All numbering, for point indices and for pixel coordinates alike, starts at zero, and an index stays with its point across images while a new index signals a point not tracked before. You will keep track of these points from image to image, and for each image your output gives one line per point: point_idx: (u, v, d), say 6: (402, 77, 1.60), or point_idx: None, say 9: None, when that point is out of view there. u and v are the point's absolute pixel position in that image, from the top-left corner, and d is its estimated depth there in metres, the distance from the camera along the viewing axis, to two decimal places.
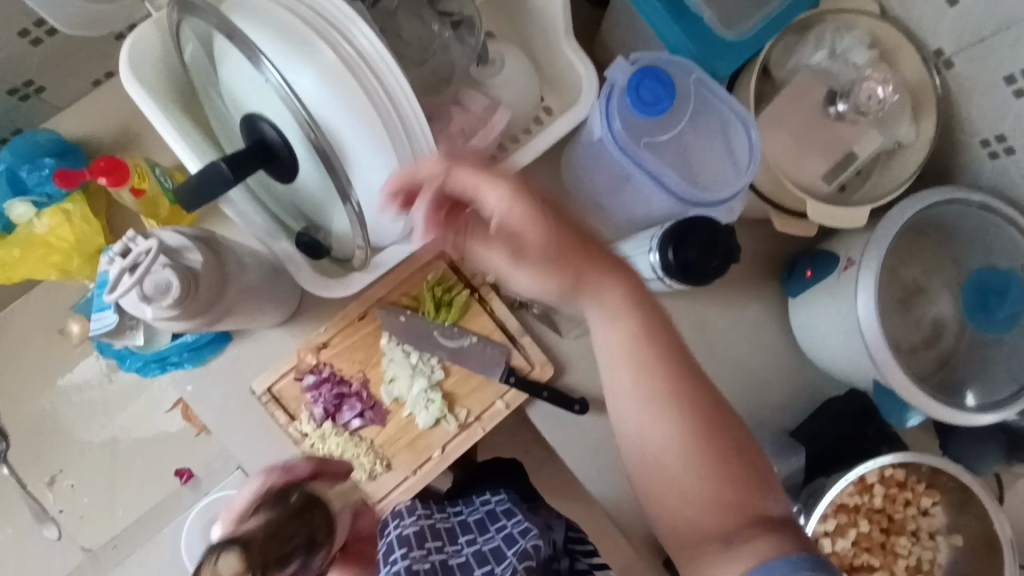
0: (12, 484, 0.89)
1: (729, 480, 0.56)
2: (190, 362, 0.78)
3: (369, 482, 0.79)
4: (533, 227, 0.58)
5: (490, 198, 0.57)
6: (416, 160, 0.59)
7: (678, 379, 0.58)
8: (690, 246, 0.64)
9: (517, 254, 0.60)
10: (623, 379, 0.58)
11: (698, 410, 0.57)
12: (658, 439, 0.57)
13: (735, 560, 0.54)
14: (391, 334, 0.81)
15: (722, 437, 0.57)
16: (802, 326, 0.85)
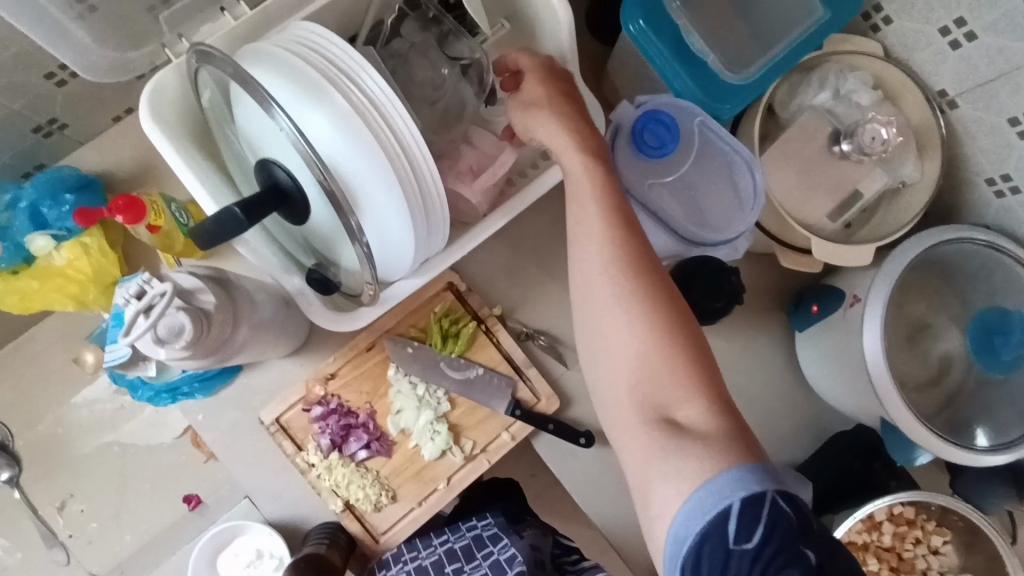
0: (22, 509, 0.90)
1: (683, 364, 0.51)
2: (200, 392, 0.79)
3: (374, 513, 0.80)
4: (554, 104, 0.61)
5: (530, 81, 0.63)
6: (424, 200, 0.61)
7: (644, 267, 0.55)
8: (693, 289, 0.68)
9: (552, 119, 0.60)
10: (591, 250, 0.56)
11: (662, 297, 0.54)
12: (622, 333, 0.53)
13: (681, 462, 0.48)
14: (398, 365, 0.81)
15: (688, 329, 0.53)
16: (808, 360, 0.85)
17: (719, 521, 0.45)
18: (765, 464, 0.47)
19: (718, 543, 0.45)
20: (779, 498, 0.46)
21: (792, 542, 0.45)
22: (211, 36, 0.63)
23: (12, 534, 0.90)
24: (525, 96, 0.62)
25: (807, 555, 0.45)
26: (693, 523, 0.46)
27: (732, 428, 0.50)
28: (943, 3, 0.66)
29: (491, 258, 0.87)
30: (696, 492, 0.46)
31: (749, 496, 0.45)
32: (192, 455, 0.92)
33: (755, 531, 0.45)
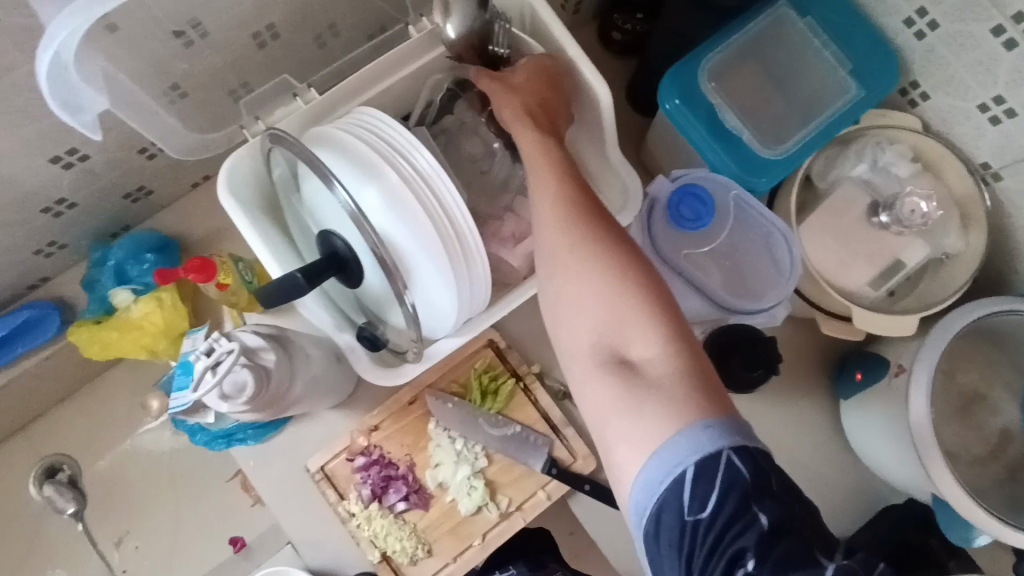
0: (84, 542, 0.96)
1: (638, 305, 0.50)
2: (253, 438, 0.84)
3: (410, 565, 0.81)
4: (534, 108, 0.62)
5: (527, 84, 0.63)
6: (462, 249, 0.63)
7: (592, 219, 0.54)
8: (732, 358, 0.68)
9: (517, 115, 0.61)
10: (540, 206, 0.55)
11: (616, 245, 0.52)
12: (577, 286, 0.52)
13: (640, 414, 0.46)
14: (438, 420, 0.84)
15: (645, 269, 0.52)
16: (853, 430, 0.83)
17: (676, 487, 0.44)
18: (725, 412, 0.45)
19: (676, 510, 0.44)
20: (734, 457, 0.43)
21: (745, 506, 0.43)
22: (284, 118, 0.70)
23: (72, 567, 0.96)
24: (507, 95, 0.62)
25: (759, 518, 0.43)
26: (651, 490, 0.45)
27: (692, 370, 0.48)
28: (979, 81, 0.67)
29: (531, 317, 0.90)
30: (654, 452, 0.45)
31: (702, 459, 0.43)
32: (240, 498, 0.97)
33: (711, 498, 0.43)
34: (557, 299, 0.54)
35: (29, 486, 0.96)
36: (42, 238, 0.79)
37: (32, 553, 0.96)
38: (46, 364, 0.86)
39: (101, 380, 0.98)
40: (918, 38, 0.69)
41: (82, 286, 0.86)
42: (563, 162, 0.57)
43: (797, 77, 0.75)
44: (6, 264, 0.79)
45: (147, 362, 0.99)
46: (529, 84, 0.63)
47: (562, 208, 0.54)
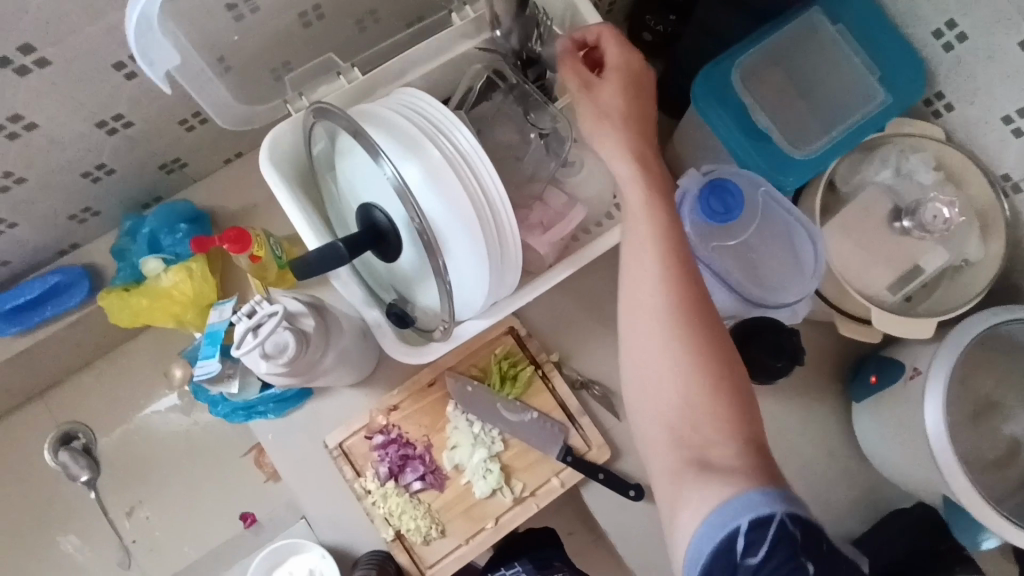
0: (95, 510, 0.97)
1: (716, 386, 0.52)
2: (273, 411, 0.85)
3: (423, 545, 0.83)
4: (625, 117, 0.60)
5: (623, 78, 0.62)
6: (497, 231, 0.65)
7: (687, 301, 0.54)
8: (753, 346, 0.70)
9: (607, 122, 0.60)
10: (632, 271, 0.56)
11: (703, 321, 0.54)
12: (656, 354, 0.54)
13: (706, 487, 0.49)
14: (457, 402, 0.85)
15: (727, 351, 0.53)
16: (863, 430, 0.85)
17: (727, 542, 0.47)
18: (785, 494, 0.48)
19: (727, 564, 0.47)
20: (788, 520, 0.46)
21: (792, 559, 0.46)
22: (327, 95, 0.72)
23: (83, 534, 0.96)
24: (594, 100, 0.61)
25: (806, 568, 0.46)
26: (705, 544, 0.48)
27: (760, 462, 0.50)
28: (1006, 94, 0.69)
29: (552, 307, 0.91)
30: (712, 514, 0.48)
31: (756, 518, 0.47)
32: (253, 474, 0.98)
33: (761, 550, 0.46)
34: (634, 358, 0.56)
35: (43, 453, 0.97)
36: (78, 203, 0.81)
37: (42, 517, 0.96)
38: (71, 329, 0.88)
39: (120, 350, 0.99)
40: (946, 49, 0.72)
41: (112, 254, 0.87)
42: (665, 227, 0.56)
43: (825, 82, 0.77)
44: (41, 228, 0.81)
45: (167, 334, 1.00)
46: (622, 85, 0.62)
47: (653, 275, 0.55)
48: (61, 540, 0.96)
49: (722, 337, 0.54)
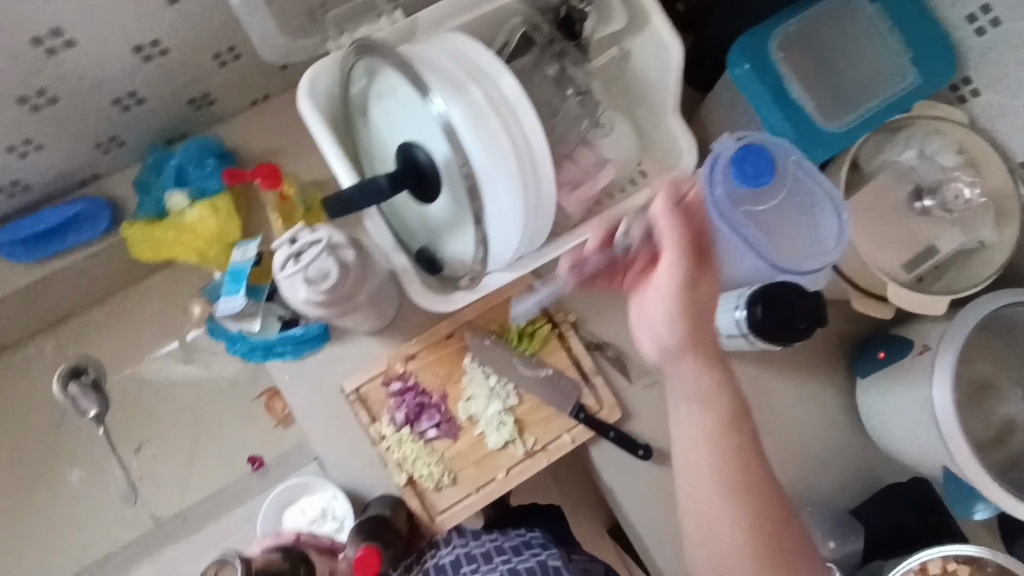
0: (102, 445, 0.97)
1: (766, 542, 0.56)
2: (291, 354, 0.85)
3: (434, 492, 0.84)
4: (707, 292, 0.58)
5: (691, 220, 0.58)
6: (535, 180, 0.65)
7: (742, 447, 0.58)
8: (778, 308, 0.69)
9: (687, 278, 0.57)
10: (688, 420, 0.59)
11: (756, 471, 0.58)
12: (708, 484, 0.57)
13: None
14: (474, 355, 0.86)
15: (775, 503, 0.57)
16: (865, 402, 0.89)
17: None
18: None
19: None
20: None
21: None
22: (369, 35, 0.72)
23: (89, 469, 0.96)
24: (692, 290, 0.57)
25: None
26: None
27: None
28: None
29: None
30: None
31: None
32: (263, 418, 0.99)
33: None
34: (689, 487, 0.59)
35: (52, 386, 0.96)
36: (105, 131, 0.80)
37: (49, 450, 0.96)
38: (89, 261, 0.87)
39: (133, 289, 0.98)
40: (979, 34, 0.74)
41: (134, 187, 0.86)
42: (725, 376, 0.59)
43: (858, 59, 0.78)
44: (66, 154, 0.80)
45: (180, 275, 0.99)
46: (698, 258, 0.58)
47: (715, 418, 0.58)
48: (67, 473, 0.96)
49: (773, 493, 0.57)
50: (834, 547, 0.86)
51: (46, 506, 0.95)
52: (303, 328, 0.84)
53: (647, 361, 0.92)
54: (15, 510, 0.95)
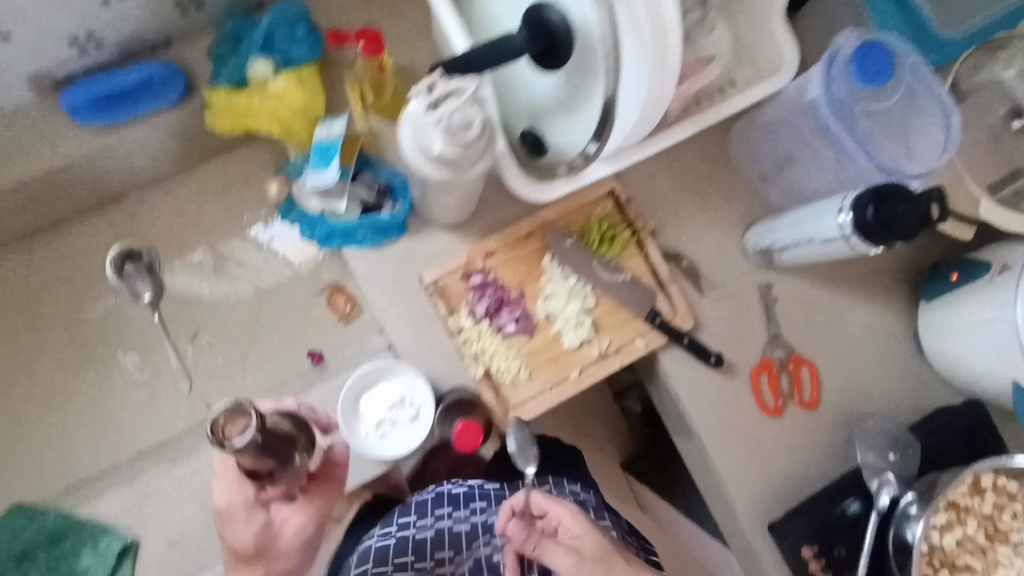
0: (156, 331, 0.95)
1: None
2: (368, 242, 0.83)
3: (509, 386, 0.85)
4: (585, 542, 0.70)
5: (551, 547, 0.69)
6: (662, 55, 0.56)
7: None
8: (893, 206, 0.66)
9: (569, 550, 0.69)
10: None
11: None
12: None
13: None
14: (554, 255, 0.85)
15: None
16: (931, 325, 0.91)
17: None
18: None
19: None
20: None
21: None
22: None
23: (144, 354, 0.95)
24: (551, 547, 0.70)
25: None
26: None
27: None
28: None
29: (654, 176, 0.90)
30: None
31: None
32: (324, 312, 0.97)
33: None
34: None
35: (105, 266, 0.92)
36: None
37: (100, 332, 0.94)
38: (156, 133, 0.83)
39: (195, 173, 0.96)
40: None
41: (208, 56, 0.82)
42: None
43: None
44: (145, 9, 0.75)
45: (241, 162, 0.97)
46: (547, 536, 0.71)
47: None
48: (120, 356, 0.94)
49: None
50: (894, 461, 0.88)
51: (99, 389, 0.93)
52: (387, 214, 0.82)
53: (721, 275, 0.91)
54: (65, 392, 0.92)
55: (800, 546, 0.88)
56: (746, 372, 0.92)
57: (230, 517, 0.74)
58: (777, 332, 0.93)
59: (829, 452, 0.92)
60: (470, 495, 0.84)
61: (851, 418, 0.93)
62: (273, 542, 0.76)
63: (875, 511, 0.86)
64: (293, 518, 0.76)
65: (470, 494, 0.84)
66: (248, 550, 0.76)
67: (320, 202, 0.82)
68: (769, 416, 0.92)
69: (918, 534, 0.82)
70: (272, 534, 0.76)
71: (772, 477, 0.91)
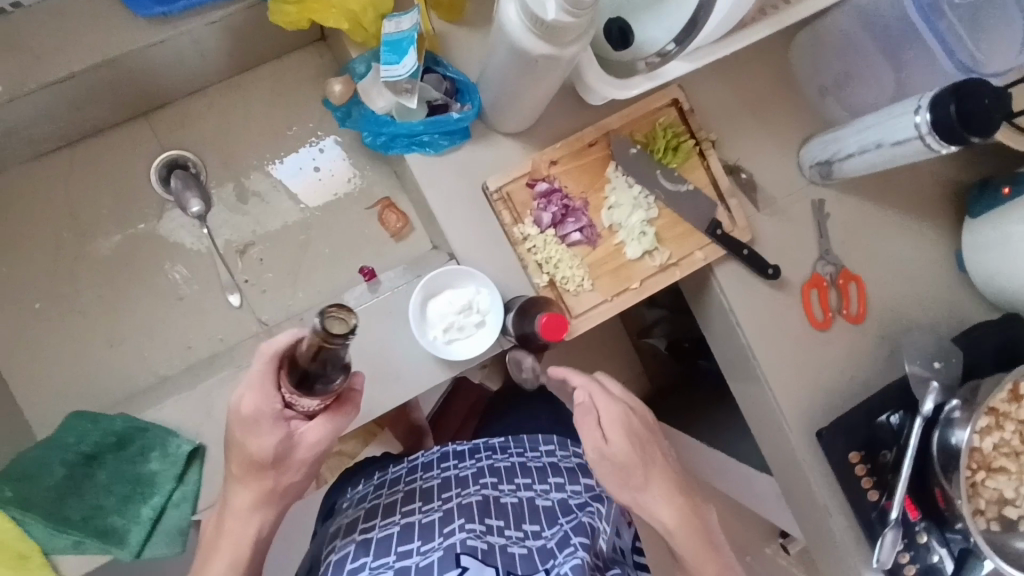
0: (206, 244, 0.94)
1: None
2: (434, 147, 0.82)
3: (573, 294, 0.85)
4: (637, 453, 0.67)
5: (593, 432, 0.67)
6: None
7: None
8: (979, 100, 0.66)
9: (608, 444, 0.66)
10: None
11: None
12: None
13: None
14: (618, 164, 0.85)
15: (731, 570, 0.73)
16: (972, 241, 0.93)
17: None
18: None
19: None
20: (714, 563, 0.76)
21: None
22: None
23: (192, 268, 0.93)
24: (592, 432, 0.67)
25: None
26: None
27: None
28: None
29: (711, 91, 0.91)
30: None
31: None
32: (374, 229, 0.97)
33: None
34: None
35: (150, 176, 0.94)
36: None
37: (150, 244, 0.93)
38: (210, 30, 0.80)
39: (244, 86, 0.96)
40: None
41: None
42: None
43: None
44: None
45: (287, 75, 0.97)
46: (595, 420, 0.67)
47: None
48: (169, 269, 0.93)
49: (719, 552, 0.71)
50: (938, 368, 0.90)
51: (146, 302, 0.92)
52: (456, 115, 0.81)
53: (775, 190, 0.93)
54: (113, 304, 0.91)
55: (846, 451, 0.91)
56: (796, 287, 0.93)
57: (244, 421, 0.60)
58: (828, 248, 0.94)
59: (871, 364, 0.95)
60: (449, 451, 0.83)
61: (894, 332, 0.96)
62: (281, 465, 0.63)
63: (920, 417, 0.88)
64: (313, 437, 0.63)
65: (445, 452, 0.83)
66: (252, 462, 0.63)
67: (391, 96, 0.80)
68: (818, 330, 0.94)
69: (966, 438, 0.83)
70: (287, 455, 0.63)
71: (819, 389, 0.94)
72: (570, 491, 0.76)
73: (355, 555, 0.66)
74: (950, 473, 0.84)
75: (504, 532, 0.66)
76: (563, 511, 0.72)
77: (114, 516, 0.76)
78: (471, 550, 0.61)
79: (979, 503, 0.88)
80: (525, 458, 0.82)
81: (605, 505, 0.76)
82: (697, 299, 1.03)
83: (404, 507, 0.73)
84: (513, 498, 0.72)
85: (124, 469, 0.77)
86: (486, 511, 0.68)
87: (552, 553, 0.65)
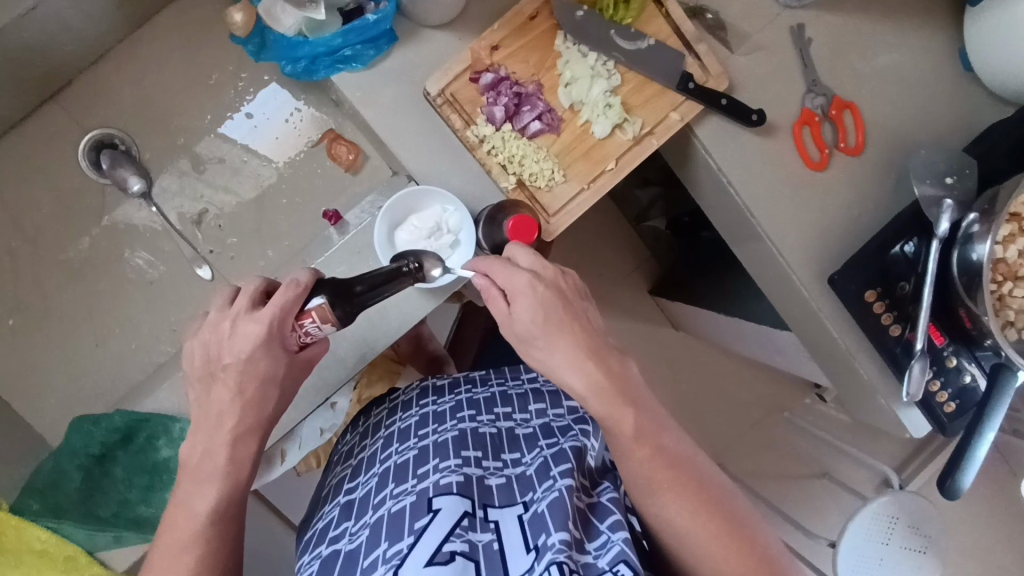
0: (160, 221, 0.89)
1: None
2: (359, 62, 0.75)
3: (546, 191, 0.79)
4: (551, 323, 0.59)
5: (498, 307, 0.62)
6: None
7: None
8: None
9: (512, 314, 0.61)
10: (662, 504, 0.57)
11: (691, 475, 0.58)
12: (677, 525, 0.57)
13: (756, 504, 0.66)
14: (567, 34, 0.78)
15: None
16: (974, 34, 0.83)
17: None
18: None
19: None
20: None
21: None
22: None
23: (153, 249, 0.89)
24: (499, 309, 0.62)
25: None
26: None
27: None
28: None
29: None
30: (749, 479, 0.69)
31: None
32: (327, 167, 0.91)
33: None
34: (684, 542, 0.57)
35: (80, 163, 0.87)
36: None
37: (103, 232, 0.89)
38: None
39: (154, 42, 0.88)
40: None
41: None
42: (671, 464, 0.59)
43: None
44: None
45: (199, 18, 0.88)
46: (497, 297, 0.62)
47: (691, 520, 0.56)
48: (130, 256, 0.89)
49: None
50: (951, 185, 0.83)
51: (117, 292, 0.88)
52: (373, 16, 0.73)
53: (745, 26, 0.85)
54: (83, 301, 0.88)
55: (862, 292, 0.85)
56: (786, 129, 0.86)
57: (247, 339, 0.64)
58: (815, 79, 0.86)
59: (878, 195, 0.88)
60: (428, 387, 0.82)
61: (902, 154, 0.88)
62: (258, 413, 0.66)
63: (937, 241, 0.82)
64: (273, 391, 0.67)
65: (425, 387, 0.82)
66: (229, 383, 0.65)
67: (297, 11, 0.72)
68: (817, 171, 0.86)
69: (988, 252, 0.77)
70: (268, 392, 0.67)
71: (829, 232, 0.88)
72: (552, 416, 0.75)
73: (337, 521, 0.66)
74: (974, 292, 0.79)
75: (482, 464, 0.64)
76: (544, 435, 0.70)
77: (142, 507, 0.78)
78: (445, 490, 0.58)
79: (1008, 315, 0.81)
80: (506, 386, 0.81)
81: (589, 425, 0.72)
82: (684, 166, 0.96)
83: (382, 453, 0.71)
84: (492, 428, 0.70)
85: (138, 461, 0.78)
86: (462, 444, 0.66)
87: (532, 483, 0.63)
